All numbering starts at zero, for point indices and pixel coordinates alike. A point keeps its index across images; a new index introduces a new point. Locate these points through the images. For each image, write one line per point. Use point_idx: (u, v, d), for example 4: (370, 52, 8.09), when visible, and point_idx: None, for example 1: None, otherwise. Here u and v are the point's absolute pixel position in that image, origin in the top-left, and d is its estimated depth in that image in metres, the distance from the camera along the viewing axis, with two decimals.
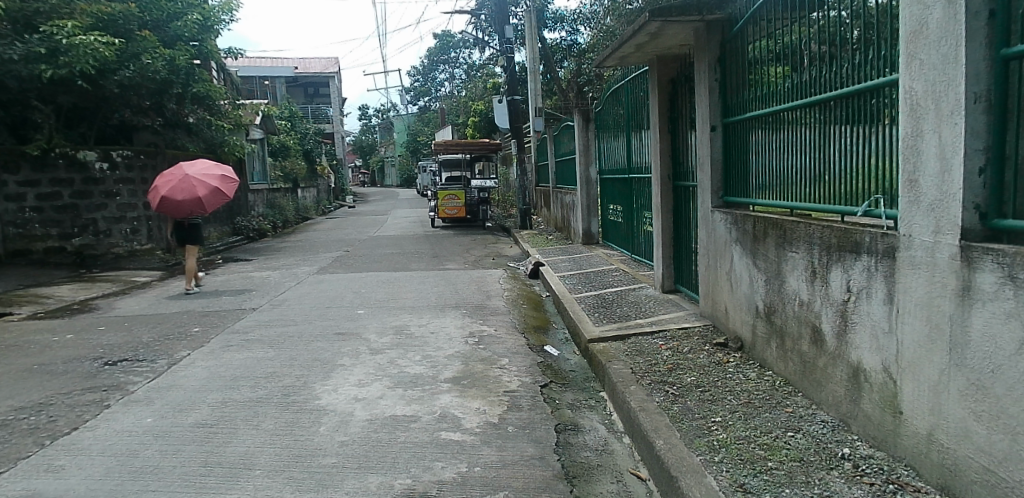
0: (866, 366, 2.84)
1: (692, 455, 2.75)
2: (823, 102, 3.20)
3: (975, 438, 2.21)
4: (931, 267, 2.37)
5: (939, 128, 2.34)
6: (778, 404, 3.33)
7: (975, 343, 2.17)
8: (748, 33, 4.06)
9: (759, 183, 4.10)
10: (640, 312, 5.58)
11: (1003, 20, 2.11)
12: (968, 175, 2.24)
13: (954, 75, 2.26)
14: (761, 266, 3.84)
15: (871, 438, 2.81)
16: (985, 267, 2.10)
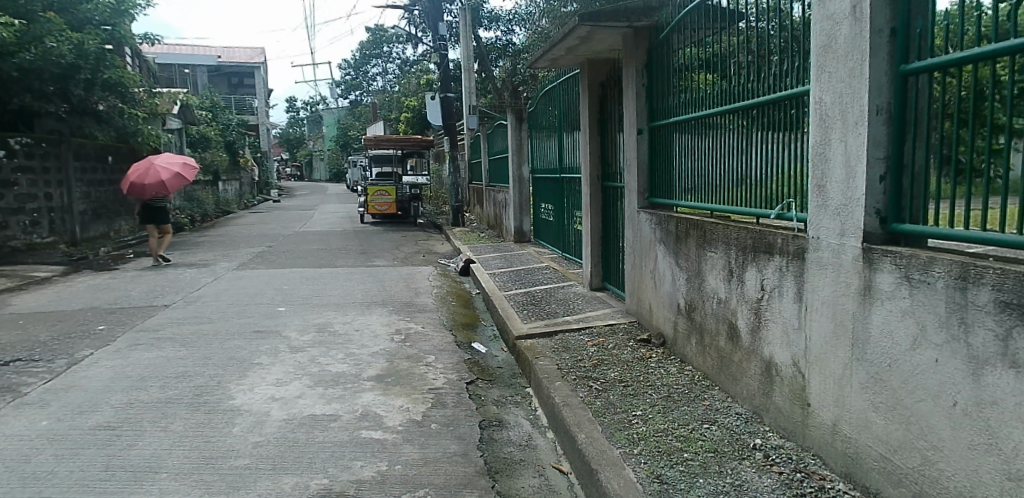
0: (777, 361, 2.98)
1: (612, 449, 2.82)
2: (745, 109, 3.33)
3: (873, 428, 2.41)
4: (837, 268, 2.53)
5: (845, 136, 2.48)
6: (697, 397, 3.46)
7: (874, 339, 2.36)
8: (672, 40, 4.18)
9: (682, 185, 4.24)
10: (569, 309, 5.68)
11: (903, 38, 2.28)
12: (871, 181, 2.40)
13: (858, 89, 2.41)
14: (683, 266, 3.96)
15: (782, 429, 2.96)
16: (883, 268, 2.30)
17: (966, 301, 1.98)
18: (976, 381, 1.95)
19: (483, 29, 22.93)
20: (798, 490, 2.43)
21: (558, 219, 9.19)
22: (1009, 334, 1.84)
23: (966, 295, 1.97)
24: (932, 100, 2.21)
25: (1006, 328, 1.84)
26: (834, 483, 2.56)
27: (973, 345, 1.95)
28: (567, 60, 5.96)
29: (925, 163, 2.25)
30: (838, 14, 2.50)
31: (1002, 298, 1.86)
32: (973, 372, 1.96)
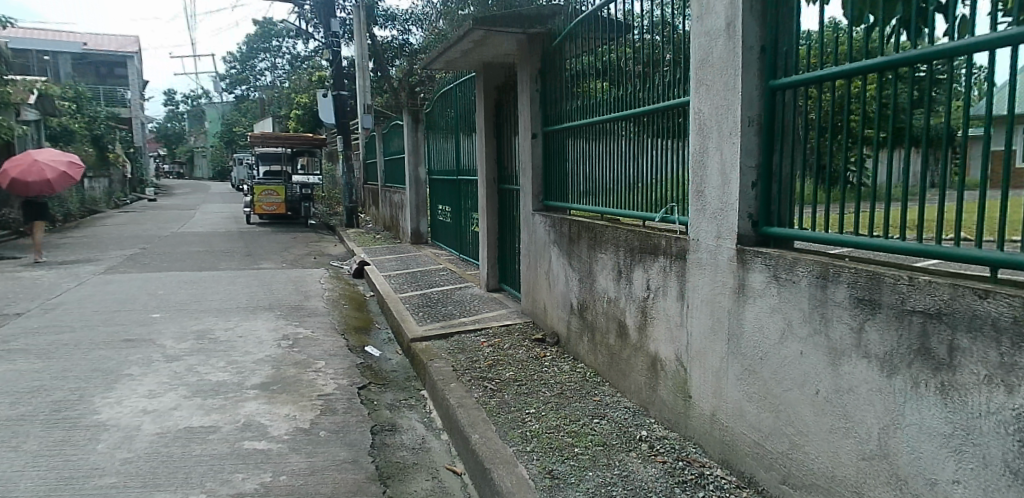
0: (662, 357, 3.15)
1: (505, 447, 2.86)
2: (634, 117, 3.49)
3: (747, 416, 2.63)
4: (715, 267, 2.73)
5: (721, 146, 2.70)
6: (588, 393, 3.58)
7: (748, 334, 2.58)
8: (565, 49, 4.33)
9: (575, 189, 4.39)
10: (465, 310, 5.71)
11: (772, 56, 2.53)
12: (744, 188, 2.63)
13: (733, 101, 2.62)
14: (576, 267, 4.09)
15: (666, 421, 3.13)
16: (755, 268, 2.52)
17: (825, 298, 2.26)
18: (835, 370, 2.24)
19: (378, 27, 22.63)
20: (680, 478, 2.62)
21: (456, 220, 9.25)
22: (863, 326, 2.14)
23: (826, 293, 2.24)
24: (798, 112, 2.48)
25: (860, 322, 2.14)
26: (713, 469, 2.77)
27: (833, 338, 2.23)
28: (462, 63, 6.02)
29: (791, 170, 2.52)
30: (715, 31, 2.70)
31: (857, 295, 2.15)
32: (833, 362, 2.24)
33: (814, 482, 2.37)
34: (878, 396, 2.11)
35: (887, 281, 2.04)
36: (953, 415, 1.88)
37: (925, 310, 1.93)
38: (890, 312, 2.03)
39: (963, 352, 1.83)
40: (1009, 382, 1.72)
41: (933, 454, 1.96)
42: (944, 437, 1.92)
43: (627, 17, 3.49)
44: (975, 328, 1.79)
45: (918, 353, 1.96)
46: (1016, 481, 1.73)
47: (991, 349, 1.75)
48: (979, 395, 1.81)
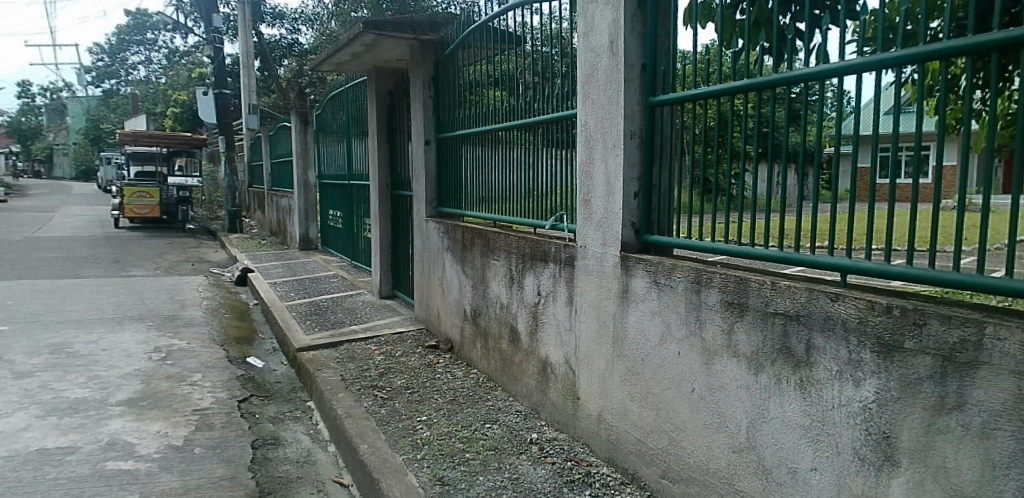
0: (552, 361, 3.29)
1: (394, 456, 2.89)
2: (530, 126, 3.56)
3: (631, 415, 2.79)
4: (601, 273, 2.91)
5: (606, 158, 2.91)
6: (480, 398, 3.63)
7: (631, 338, 2.75)
8: (459, 57, 4.42)
9: (468, 197, 4.46)
10: (355, 318, 5.62)
11: (650, 75, 2.76)
12: (627, 197, 2.86)
13: (615, 115, 2.84)
14: (468, 272, 4.15)
15: (556, 422, 3.27)
16: (637, 274, 2.71)
17: (699, 302, 2.46)
18: (709, 368, 2.44)
19: (266, 25, 21.86)
20: (567, 477, 2.76)
21: (347, 226, 9.16)
22: (732, 328, 2.36)
23: (700, 297, 2.44)
24: (676, 128, 2.74)
25: (730, 323, 2.36)
26: (598, 467, 2.91)
27: (706, 338, 2.44)
28: (354, 66, 5.99)
29: (668, 184, 2.77)
30: (599, 48, 2.90)
31: (727, 299, 2.37)
32: (706, 361, 2.45)
33: (689, 475, 2.56)
34: (745, 393, 2.34)
35: (754, 286, 2.28)
36: (811, 408, 2.15)
37: (786, 313, 2.19)
38: (755, 315, 2.27)
39: (819, 350, 2.11)
40: (856, 376, 2.01)
41: (794, 444, 2.21)
42: (803, 429, 2.18)
43: (520, 28, 3.58)
44: (828, 329, 2.07)
45: (780, 352, 2.22)
46: (863, 467, 2.01)
47: (841, 347, 2.05)
48: (832, 389, 2.09)
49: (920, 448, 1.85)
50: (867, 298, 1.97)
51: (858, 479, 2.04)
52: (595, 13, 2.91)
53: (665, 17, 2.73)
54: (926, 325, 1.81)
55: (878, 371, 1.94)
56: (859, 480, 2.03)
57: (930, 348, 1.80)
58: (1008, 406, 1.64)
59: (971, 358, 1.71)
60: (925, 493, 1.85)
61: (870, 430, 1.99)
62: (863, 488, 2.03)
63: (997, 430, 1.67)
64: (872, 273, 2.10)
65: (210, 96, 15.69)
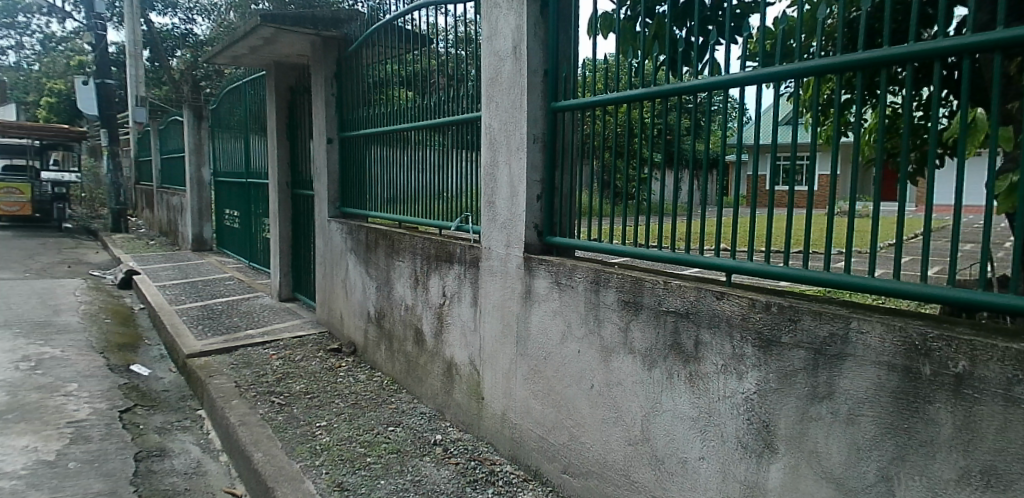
0: (456, 362, 3.38)
1: (291, 463, 2.87)
2: (441, 128, 3.57)
3: (533, 413, 2.91)
4: (505, 273, 3.02)
5: (509, 160, 3.04)
6: (384, 401, 3.68)
7: (534, 337, 2.87)
8: (362, 55, 4.49)
9: (371, 198, 4.57)
10: (251, 322, 5.52)
11: (553, 80, 2.92)
12: (531, 200, 2.98)
13: (519, 118, 2.96)
14: (373, 274, 4.22)
15: (461, 423, 3.36)
16: (540, 275, 2.83)
17: (598, 301, 2.59)
18: (606, 364, 2.58)
19: (157, 13, 20.76)
20: (471, 477, 2.83)
21: (245, 226, 9.06)
22: (628, 325, 2.50)
23: (599, 296, 2.57)
24: (577, 129, 2.90)
25: (626, 321, 2.49)
26: (502, 465, 3.01)
27: (604, 336, 2.57)
28: (252, 59, 5.92)
29: (571, 187, 2.93)
30: (503, 53, 3.02)
31: (623, 298, 2.51)
32: (604, 358, 2.58)
33: (588, 469, 2.70)
34: (639, 388, 2.48)
35: (648, 286, 2.42)
36: (698, 400, 2.33)
37: (677, 310, 2.35)
38: (649, 313, 2.41)
39: (706, 345, 2.29)
40: (739, 369, 2.22)
41: (685, 435, 2.38)
42: (691, 420, 2.35)
43: (431, 29, 3.56)
44: (715, 325, 2.27)
45: (671, 348, 2.38)
46: (745, 454, 2.22)
47: (726, 343, 2.25)
48: (718, 381, 2.28)
49: (796, 434, 2.09)
50: (748, 296, 2.20)
51: (741, 465, 2.24)
52: (498, 18, 3.03)
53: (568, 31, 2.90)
54: (800, 321, 2.06)
55: (759, 364, 2.18)
56: (742, 467, 2.24)
57: (804, 342, 2.06)
58: (869, 393, 1.91)
59: (839, 350, 1.97)
60: (800, 476, 2.10)
61: (750, 419, 2.21)
62: (746, 473, 2.23)
63: (860, 415, 1.93)
64: (757, 273, 2.34)
65: (92, 86, 14.81)
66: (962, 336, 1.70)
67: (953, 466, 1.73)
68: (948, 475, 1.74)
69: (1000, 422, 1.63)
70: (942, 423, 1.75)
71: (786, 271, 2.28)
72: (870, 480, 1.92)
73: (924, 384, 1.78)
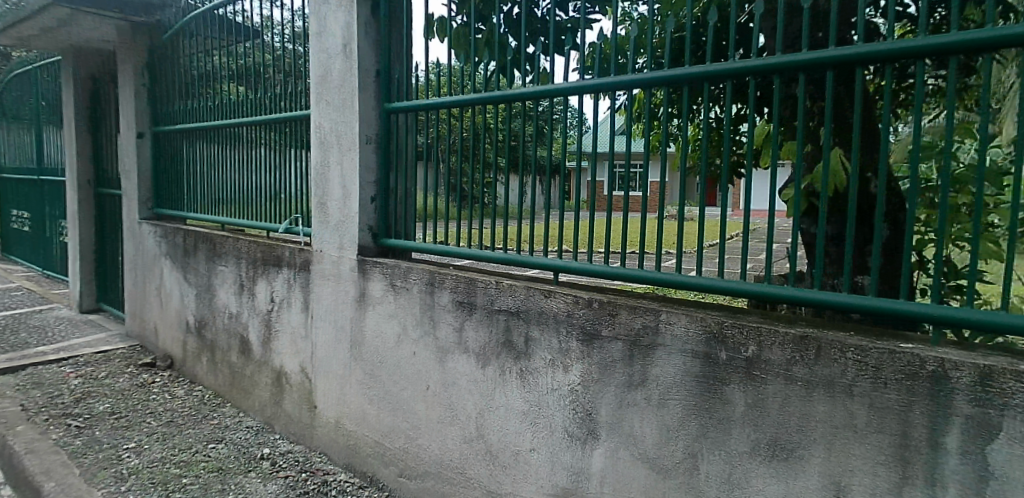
0: (286, 371, 3.49)
1: (92, 490, 2.87)
2: (273, 123, 3.63)
3: (369, 418, 3.05)
4: (338, 277, 3.13)
5: (342, 160, 3.13)
6: (205, 418, 3.74)
7: (368, 340, 3.00)
8: (181, 44, 4.64)
9: (191, 197, 4.71)
10: (45, 338, 5.40)
11: (385, 81, 3.06)
12: (365, 202, 3.09)
13: (350, 119, 3.06)
14: (192, 280, 4.29)
15: (291, 434, 3.49)
16: (375, 277, 2.95)
17: (432, 302, 2.72)
18: (442, 364, 2.72)
19: None
20: (301, 489, 2.94)
21: (35, 231, 8.48)
22: (462, 325, 2.65)
23: (433, 297, 2.71)
24: (411, 130, 3.07)
25: (460, 322, 2.64)
26: (337, 473, 3.14)
27: (439, 337, 2.72)
28: (44, 42, 5.81)
29: (410, 188, 3.04)
30: (333, 51, 3.14)
31: (456, 299, 2.65)
32: (439, 359, 2.73)
33: (425, 470, 2.84)
34: (472, 386, 2.64)
35: (481, 286, 2.57)
36: (529, 394, 2.50)
37: (508, 309, 2.50)
38: (483, 312, 2.55)
39: (535, 341, 2.46)
40: (566, 362, 2.42)
41: (516, 429, 2.56)
42: (522, 414, 2.53)
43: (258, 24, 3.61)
44: (543, 321, 2.44)
45: (503, 346, 2.54)
46: (571, 442, 2.43)
47: (553, 338, 2.43)
48: (545, 375, 2.47)
49: (615, 420, 2.35)
50: (574, 293, 2.39)
51: (567, 453, 2.45)
52: (327, 15, 3.14)
53: (399, 40, 3.09)
54: (618, 315, 2.31)
55: (583, 357, 2.38)
56: (568, 455, 2.45)
57: (622, 335, 2.31)
58: (676, 379, 2.23)
59: (651, 341, 2.26)
60: (619, 458, 2.35)
61: (575, 409, 2.42)
62: (571, 460, 2.44)
63: (670, 399, 2.24)
64: (578, 271, 2.55)
65: None
66: (752, 327, 2.10)
67: (747, 439, 2.12)
68: (742, 448, 2.13)
69: (782, 396, 2.05)
70: (736, 402, 2.13)
71: (604, 269, 2.50)
72: (679, 457, 2.24)
73: (723, 367, 2.15)
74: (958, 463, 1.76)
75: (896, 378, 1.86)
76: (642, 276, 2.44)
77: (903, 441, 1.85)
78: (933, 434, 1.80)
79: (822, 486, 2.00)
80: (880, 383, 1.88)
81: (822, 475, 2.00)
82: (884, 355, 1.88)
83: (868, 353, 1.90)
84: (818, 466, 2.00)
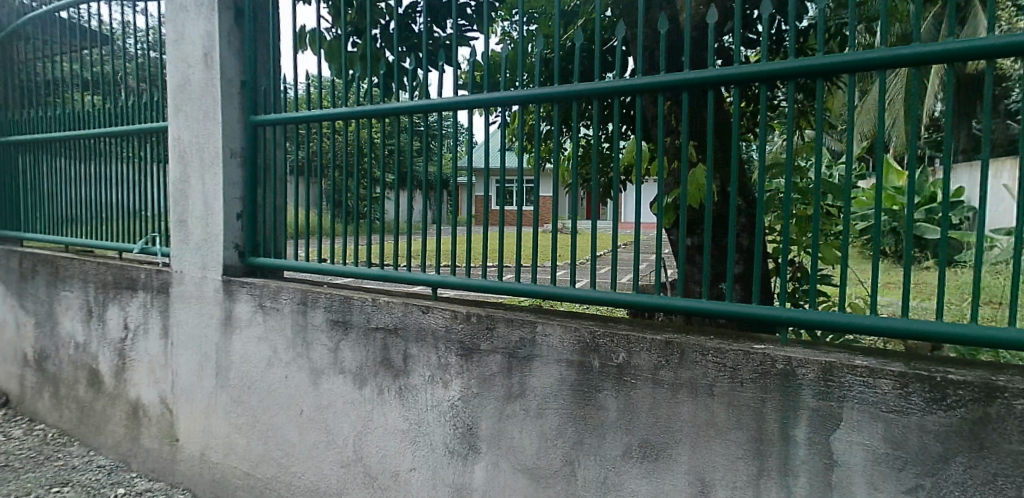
0: (143, 402, 3.33)
1: None
2: (127, 135, 3.45)
3: (237, 448, 2.96)
4: (200, 299, 3.03)
5: (203, 175, 3.00)
6: (47, 459, 3.50)
7: (235, 366, 2.92)
8: (16, 47, 4.31)
9: (28, 215, 4.35)
10: None
11: (251, 91, 3.00)
12: (230, 219, 2.99)
13: (213, 130, 2.95)
14: (31, 308, 3.97)
15: (151, 471, 3.34)
16: (241, 298, 2.88)
17: (306, 322, 2.70)
18: (316, 387, 2.69)
19: None
20: None
21: None
22: (337, 345, 2.63)
23: (307, 317, 2.69)
24: (276, 143, 2.98)
25: (335, 342, 2.62)
26: None
27: (313, 358, 2.69)
28: None
29: (279, 203, 3.00)
30: (192, 60, 3.03)
31: (331, 318, 2.64)
32: (313, 381, 2.69)
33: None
34: (350, 407, 2.62)
35: (356, 304, 2.56)
36: (408, 412, 2.49)
37: (385, 327, 2.51)
38: (359, 331, 2.55)
39: (414, 358, 2.47)
40: (445, 378, 2.42)
41: (395, 449, 2.54)
42: (402, 433, 2.51)
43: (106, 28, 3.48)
44: (421, 338, 2.45)
45: (381, 364, 2.53)
46: (452, 458, 2.42)
47: (432, 354, 2.43)
48: (424, 392, 2.47)
49: (495, 433, 2.36)
50: (451, 307, 2.41)
51: (448, 469, 2.44)
52: (186, 22, 3.03)
53: (265, 54, 3.05)
54: (496, 329, 2.34)
55: (462, 371, 2.39)
56: (449, 471, 2.44)
57: (500, 348, 2.33)
58: (553, 389, 2.28)
59: (528, 352, 2.30)
60: (500, 472, 2.36)
61: (455, 424, 2.42)
62: (452, 476, 2.43)
63: (547, 408, 2.28)
64: (456, 286, 2.54)
65: None
66: (622, 334, 2.18)
67: (620, 443, 2.19)
68: (616, 451, 2.19)
69: (650, 399, 2.14)
70: (609, 407, 2.20)
71: (482, 283, 2.51)
72: (557, 466, 2.28)
73: (596, 375, 2.21)
74: (806, 452, 1.92)
75: (751, 376, 2.00)
76: (520, 289, 2.46)
77: (759, 436, 1.99)
78: (784, 427, 1.95)
79: (689, 484, 2.09)
80: (737, 382, 2.02)
81: (688, 473, 2.09)
82: (739, 356, 2.02)
83: (726, 355, 2.03)
84: (685, 464, 2.10)
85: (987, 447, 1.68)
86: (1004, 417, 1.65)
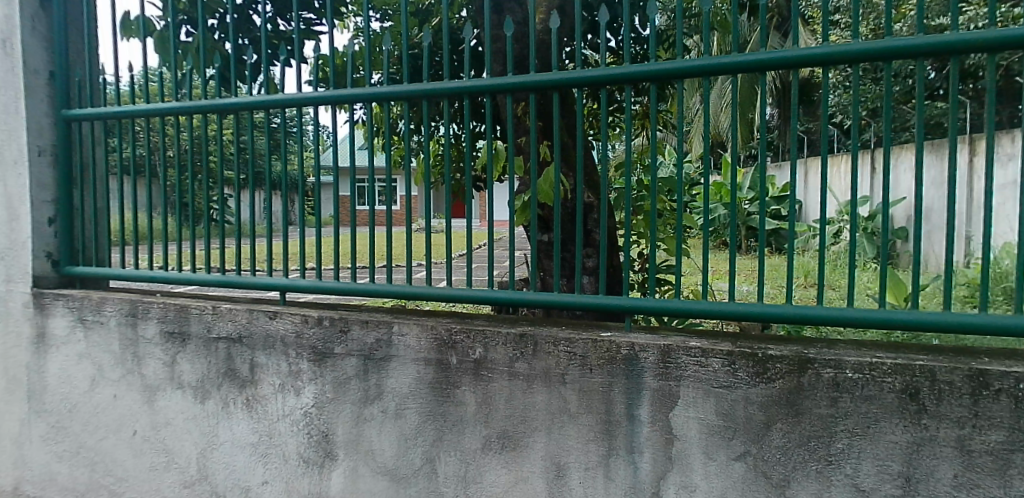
0: None
1: None
2: None
3: (59, 478, 2.69)
4: (5, 315, 2.71)
5: (3, 176, 2.68)
6: None
7: (51, 387, 2.65)
8: None
9: None
10: None
11: (61, 82, 2.72)
12: (40, 225, 2.69)
13: (16, 125, 2.65)
14: None
15: None
16: (57, 312, 2.61)
17: (136, 336, 2.50)
18: (151, 405, 2.50)
19: None
20: None
21: None
22: (174, 359, 2.46)
23: (137, 330, 2.49)
24: (95, 141, 2.75)
25: (172, 355, 2.45)
26: None
27: (146, 374, 2.49)
28: None
29: (99, 206, 2.75)
30: None
31: (166, 330, 2.46)
32: (147, 399, 2.50)
33: None
34: (191, 424, 2.46)
35: (194, 313, 2.41)
36: (257, 424, 2.39)
37: (229, 336, 2.38)
38: (198, 342, 2.40)
39: (261, 367, 2.36)
40: (297, 385, 2.34)
41: (243, 463, 2.42)
42: (251, 446, 2.40)
43: None
44: (269, 346, 2.35)
45: (225, 375, 2.40)
46: (307, 468, 2.35)
47: (282, 361, 2.34)
48: (275, 401, 2.37)
49: (352, 437, 2.31)
50: (301, 312, 2.32)
51: (303, 479, 2.36)
52: None
53: (77, 44, 2.78)
54: (350, 331, 2.28)
55: (315, 377, 2.32)
56: (305, 481, 2.36)
57: (355, 350, 2.28)
58: (410, 389, 2.27)
59: (384, 353, 2.27)
60: (358, 476, 2.32)
61: (310, 433, 2.35)
62: (308, 486, 2.36)
63: (405, 408, 2.27)
64: (307, 290, 2.45)
65: None
66: (478, 330, 2.21)
67: (479, 437, 2.23)
68: (475, 445, 2.23)
69: (507, 392, 2.19)
70: (467, 402, 2.22)
71: (336, 285, 2.43)
72: (417, 464, 2.28)
73: (454, 371, 2.23)
74: (650, 429, 2.06)
75: (599, 363, 2.10)
76: (379, 290, 2.42)
77: (607, 418, 2.10)
78: (630, 408, 2.08)
79: (545, 469, 2.17)
80: (587, 369, 2.12)
81: (544, 458, 2.17)
82: (588, 345, 2.12)
83: (576, 344, 2.12)
84: (541, 450, 2.18)
85: (801, 412, 1.92)
86: (814, 385, 1.90)
